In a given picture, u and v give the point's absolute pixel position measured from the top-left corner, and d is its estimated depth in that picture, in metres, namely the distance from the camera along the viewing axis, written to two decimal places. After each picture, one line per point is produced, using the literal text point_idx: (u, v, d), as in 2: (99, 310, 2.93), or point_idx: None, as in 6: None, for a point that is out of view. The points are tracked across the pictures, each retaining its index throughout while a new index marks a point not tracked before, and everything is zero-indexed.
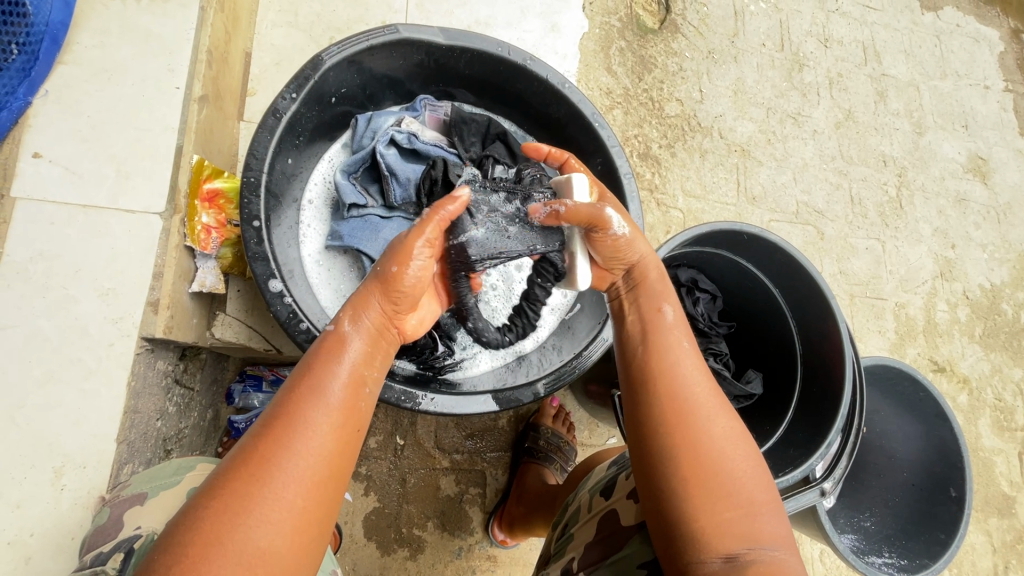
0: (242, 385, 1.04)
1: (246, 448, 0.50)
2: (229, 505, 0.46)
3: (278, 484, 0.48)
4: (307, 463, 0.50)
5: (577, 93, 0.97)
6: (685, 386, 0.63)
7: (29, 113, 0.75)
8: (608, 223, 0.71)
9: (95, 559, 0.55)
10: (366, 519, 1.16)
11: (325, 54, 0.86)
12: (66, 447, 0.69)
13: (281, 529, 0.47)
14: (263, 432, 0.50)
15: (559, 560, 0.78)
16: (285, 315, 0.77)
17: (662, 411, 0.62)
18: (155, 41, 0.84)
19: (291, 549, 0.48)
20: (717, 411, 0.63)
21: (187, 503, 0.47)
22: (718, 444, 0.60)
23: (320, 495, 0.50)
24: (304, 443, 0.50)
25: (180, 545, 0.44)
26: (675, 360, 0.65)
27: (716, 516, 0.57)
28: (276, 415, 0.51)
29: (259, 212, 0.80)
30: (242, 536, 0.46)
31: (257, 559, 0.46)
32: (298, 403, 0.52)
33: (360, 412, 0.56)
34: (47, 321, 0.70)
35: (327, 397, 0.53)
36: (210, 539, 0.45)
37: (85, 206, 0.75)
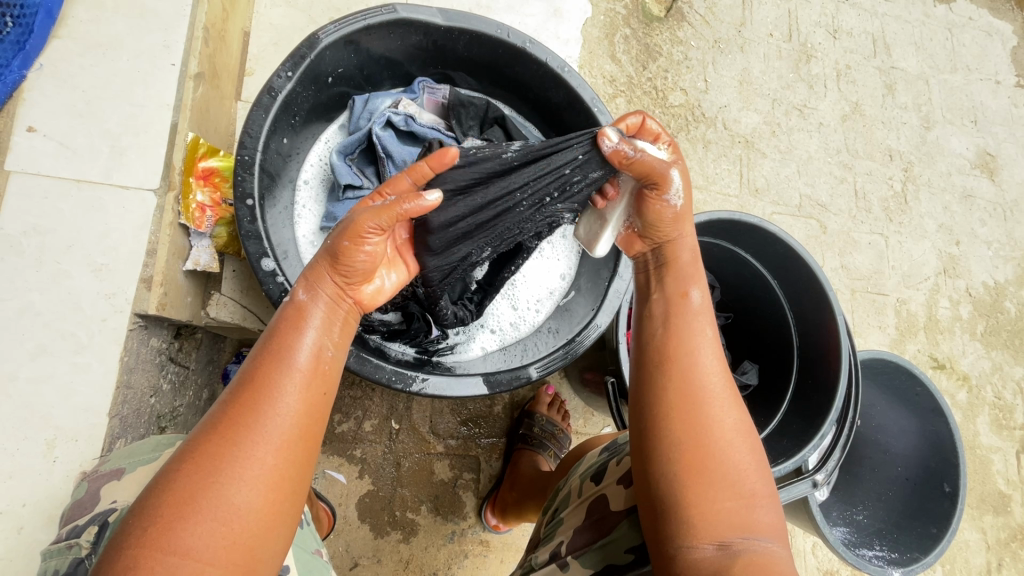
0: (238, 365, 1.06)
1: (216, 414, 0.50)
2: (200, 467, 0.47)
3: (249, 450, 0.48)
4: (278, 429, 0.50)
5: (577, 77, 0.96)
6: (693, 374, 0.63)
7: (23, 86, 0.75)
8: (667, 184, 0.69)
9: (70, 532, 0.57)
10: (360, 501, 1.17)
11: (321, 33, 0.86)
12: (58, 419, 0.69)
13: (255, 489, 0.48)
14: (233, 399, 0.51)
15: (548, 543, 0.78)
16: (277, 294, 0.77)
17: (673, 399, 0.61)
18: (150, 17, 0.83)
19: (264, 509, 0.48)
20: (722, 400, 0.62)
21: (163, 466, 0.48)
22: (724, 435, 0.60)
23: (292, 460, 0.51)
24: (271, 406, 0.51)
25: (156, 507, 0.45)
26: (689, 346, 0.64)
27: (702, 506, 0.57)
28: (242, 382, 0.52)
29: (253, 190, 0.80)
30: (218, 497, 0.46)
31: (233, 522, 0.46)
32: (263, 368, 0.52)
33: (328, 376, 0.56)
34: (40, 295, 0.71)
35: (291, 361, 0.53)
36: (184, 501, 0.45)
37: (79, 181, 0.75)
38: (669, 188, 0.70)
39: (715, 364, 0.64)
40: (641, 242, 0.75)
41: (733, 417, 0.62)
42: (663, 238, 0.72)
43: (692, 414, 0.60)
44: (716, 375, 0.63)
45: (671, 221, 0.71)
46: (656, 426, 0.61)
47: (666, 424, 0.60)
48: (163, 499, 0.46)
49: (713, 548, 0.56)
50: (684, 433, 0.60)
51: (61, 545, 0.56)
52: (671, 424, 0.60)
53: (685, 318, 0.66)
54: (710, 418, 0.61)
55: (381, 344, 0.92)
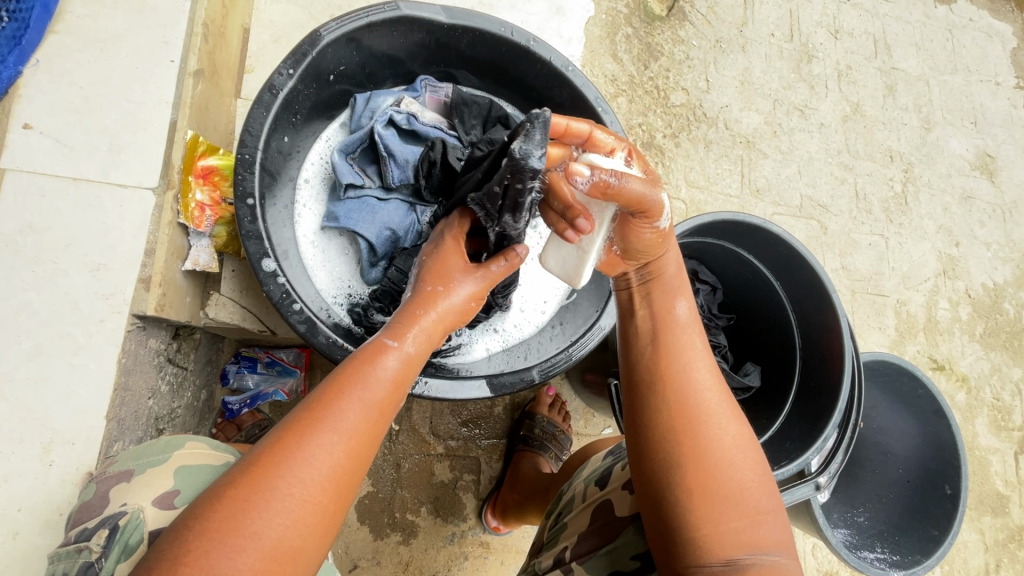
0: (236, 366, 1.06)
1: (269, 444, 0.48)
2: (248, 497, 0.45)
3: (304, 480, 0.47)
4: (335, 460, 0.49)
5: (581, 76, 0.95)
6: (692, 392, 0.62)
7: (20, 83, 0.74)
8: (655, 214, 0.64)
9: (80, 535, 0.57)
10: (359, 503, 1.16)
11: (323, 30, 0.85)
12: (55, 422, 0.68)
13: (297, 523, 0.47)
14: (296, 422, 0.50)
15: (552, 548, 0.78)
16: (279, 295, 0.76)
17: (672, 416, 0.61)
18: (149, 12, 0.82)
19: (304, 542, 0.47)
20: (719, 416, 0.61)
21: (210, 487, 0.47)
22: (727, 452, 0.59)
23: (342, 493, 0.50)
24: (330, 441, 0.49)
25: (204, 528, 0.44)
26: (683, 362, 0.63)
27: (712, 526, 0.57)
28: (302, 412, 0.50)
29: (253, 190, 0.78)
30: (264, 525, 0.45)
31: (275, 552, 0.45)
32: (327, 400, 0.51)
33: (387, 411, 0.55)
34: (37, 295, 0.69)
35: (361, 395, 0.53)
36: (233, 526, 0.44)
37: (76, 179, 0.74)
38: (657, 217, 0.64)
39: (710, 378, 0.64)
40: (624, 262, 0.71)
41: (734, 431, 0.61)
42: (647, 258, 0.69)
43: (693, 431, 0.60)
44: (711, 387, 0.63)
45: (659, 243, 0.67)
46: (654, 447, 0.60)
47: (670, 446, 0.60)
48: (210, 521, 0.44)
49: (721, 566, 0.55)
50: (690, 454, 0.59)
51: (71, 547, 0.56)
52: (672, 444, 0.60)
53: (676, 336, 0.65)
54: (713, 435, 0.60)
55: None
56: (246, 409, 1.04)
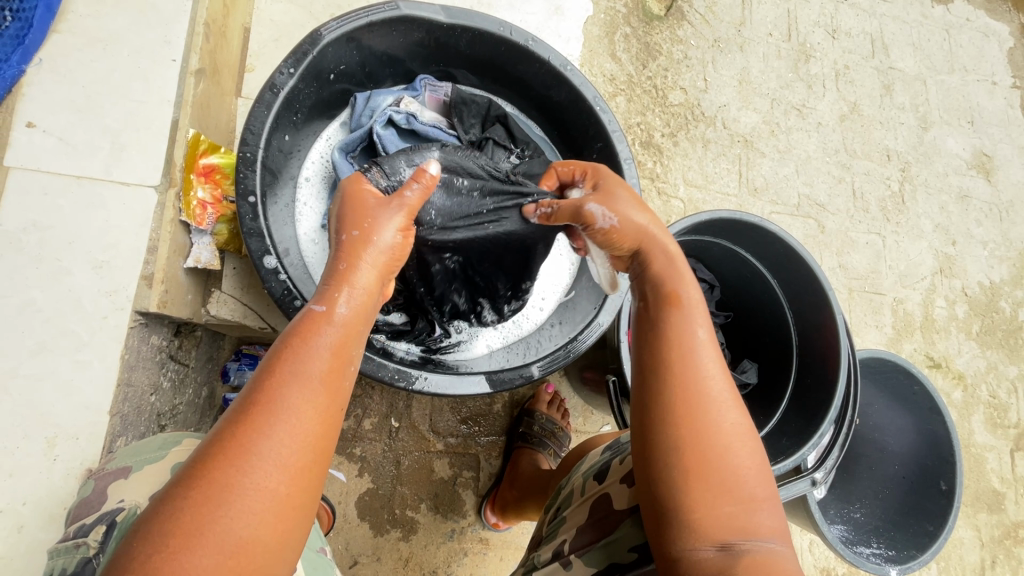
0: (238, 363, 1.07)
1: (220, 437, 0.48)
2: (206, 495, 0.45)
3: (255, 474, 0.47)
4: (287, 449, 0.49)
5: (579, 76, 0.96)
6: (688, 377, 0.62)
7: (23, 81, 0.74)
8: (592, 218, 0.73)
9: (78, 531, 0.57)
10: (359, 499, 1.17)
11: (324, 29, 0.85)
12: (59, 418, 0.69)
13: (263, 516, 0.47)
14: (240, 416, 0.49)
15: (550, 542, 0.79)
16: (280, 292, 0.77)
17: (672, 401, 0.61)
18: (151, 12, 0.82)
19: (272, 533, 0.47)
20: (720, 402, 0.62)
21: (164, 488, 0.47)
22: (724, 438, 0.60)
23: (301, 480, 0.50)
24: (284, 428, 0.49)
25: (158, 534, 0.43)
26: (688, 347, 0.64)
27: (705, 511, 0.57)
28: (253, 400, 0.50)
29: (254, 188, 0.79)
30: (219, 524, 0.45)
31: (237, 549, 0.45)
32: (276, 388, 0.51)
33: (340, 391, 0.55)
34: (40, 292, 0.70)
35: (308, 376, 0.53)
36: (187, 529, 0.44)
37: (78, 177, 0.75)
38: (596, 218, 0.73)
39: (716, 364, 0.64)
40: (622, 260, 0.77)
41: (735, 420, 0.61)
42: (629, 249, 0.74)
43: (694, 416, 0.60)
44: (714, 373, 0.63)
45: (617, 236, 0.73)
46: (653, 431, 0.61)
47: (664, 431, 0.60)
48: (164, 526, 0.44)
49: (716, 551, 0.56)
50: (685, 438, 0.59)
51: (70, 543, 0.55)
52: (669, 429, 0.60)
53: (677, 320, 0.66)
54: (706, 420, 0.60)
55: (385, 343, 0.92)
56: None
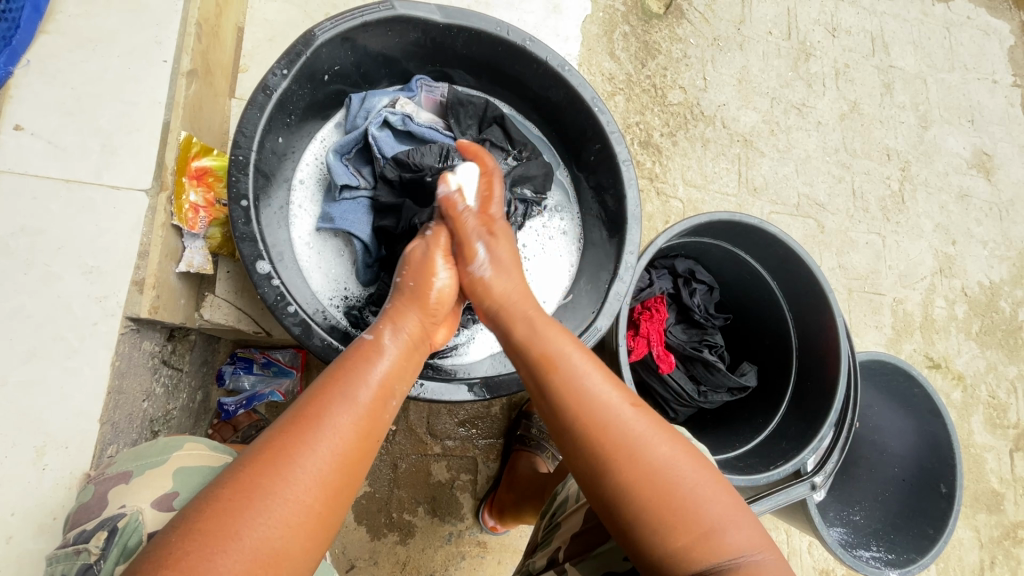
0: (232, 367, 1.07)
1: (264, 445, 0.50)
2: (244, 500, 0.46)
3: (295, 484, 0.48)
4: (328, 465, 0.51)
5: (577, 76, 0.95)
6: (598, 422, 0.61)
7: (11, 83, 0.73)
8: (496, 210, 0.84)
9: (79, 536, 0.57)
10: (356, 503, 1.16)
11: (317, 30, 0.83)
12: (50, 426, 0.68)
13: (292, 528, 0.47)
14: (288, 427, 0.52)
15: (546, 549, 0.78)
16: (273, 297, 0.76)
17: (593, 454, 0.60)
18: (142, 12, 0.81)
19: (296, 549, 0.47)
20: (643, 435, 0.61)
21: (206, 490, 0.48)
22: (656, 470, 0.58)
23: (335, 498, 0.51)
24: (327, 443, 0.52)
25: (194, 534, 0.44)
26: (582, 392, 0.63)
27: (670, 547, 0.56)
28: (302, 412, 0.53)
29: (247, 191, 0.77)
30: (254, 529, 0.45)
31: (266, 558, 0.45)
32: (326, 403, 0.54)
33: (381, 418, 0.58)
34: (30, 298, 0.69)
35: (355, 398, 0.56)
36: (223, 531, 0.44)
37: (68, 181, 0.73)
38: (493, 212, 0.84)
39: (617, 399, 0.63)
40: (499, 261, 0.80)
41: (672, 449, 0.60)
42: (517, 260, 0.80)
43: (624, 458, 0.59)
44: (627, 411, 0.62)
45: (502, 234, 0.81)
46: (593, 486, 0.61)
47: (606, 481, 0.59)
48: (201, 527, 0.44)
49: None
50: (622, 486, 0.58)
51: (69, 551, 0.56)
52: (607, 481, 0.59)
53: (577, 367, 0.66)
54: (641, 459, 0.59)
55: None
56: (241, 410, 1.06)
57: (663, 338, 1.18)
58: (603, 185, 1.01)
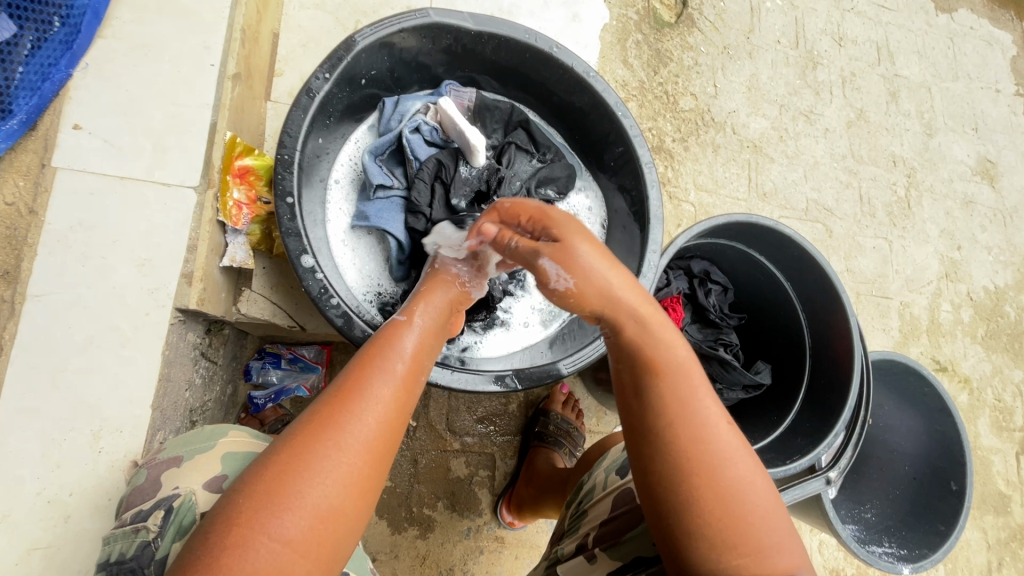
0: (261, 362, 1.10)
1: (312, 413, 0.54)
2: (301, 462, 0.50)
3: (347, 449, 0.52)
4: (373, 432, 0.54)
5: (602, 82, 0.98)
6: (682, 395, 0.61)
7: (70, 85, 0.77)
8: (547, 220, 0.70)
9: (135, 517, 0.59)
10: (378, 497, 1.19)
11: (358, 36, 0.87)
12: (104, 411, 0.71)
13: (343, 488, 0.51)
14: (332, 398, 0.55)
15: (574, 535, 0.81)
16: (317, 290, 0.79)
17: (671, 429, 0.59)
18: (191, 18, 0.85)
19: (348, 505, 0.51)
20: (722, 430, 0.60)
21: (261, 455, 0.52)
22: (731, 464, 0.58)
23: (381, 462, 0.54)
24: (370, 414, 0.55)
25: (257, 493, 0.48)
26: (682, 386, 0.62)
27: (715, 533, 0.55)
28: (344, 383, 0.57)
29: (292, 189, 0.80)
30: (312, 489, 0.49)
31: (323, 516, 0.49)
32: (365, 374, 0.58)
33: (415, 390, 0.61)
34: (87, 289, 0.72)
35: (391, 370, 0.59)
36: (283, 491, 0.48)
37: (123, 177, 0.77)
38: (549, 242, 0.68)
39: (707, 393, 0.62)
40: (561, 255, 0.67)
41: (747, 459, 0.60)
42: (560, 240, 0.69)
43: (709, 470, 0.57)
44: (706, 399, 0.62)
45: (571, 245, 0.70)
46: (659, 466, 0.59)
47: (674, 455, 0.58)
48: (263, 487, 0.48)
49: None
50: (695, 461, 0.57)
51: (127, 529, 0.58)
52: (676, 459, 0.58)
53: (686, 376, 0.62)
54: (708, 441, 0.59)
55: None
56: (269, 404, 1.09)
57: None
58: (625, 185, 1.04)
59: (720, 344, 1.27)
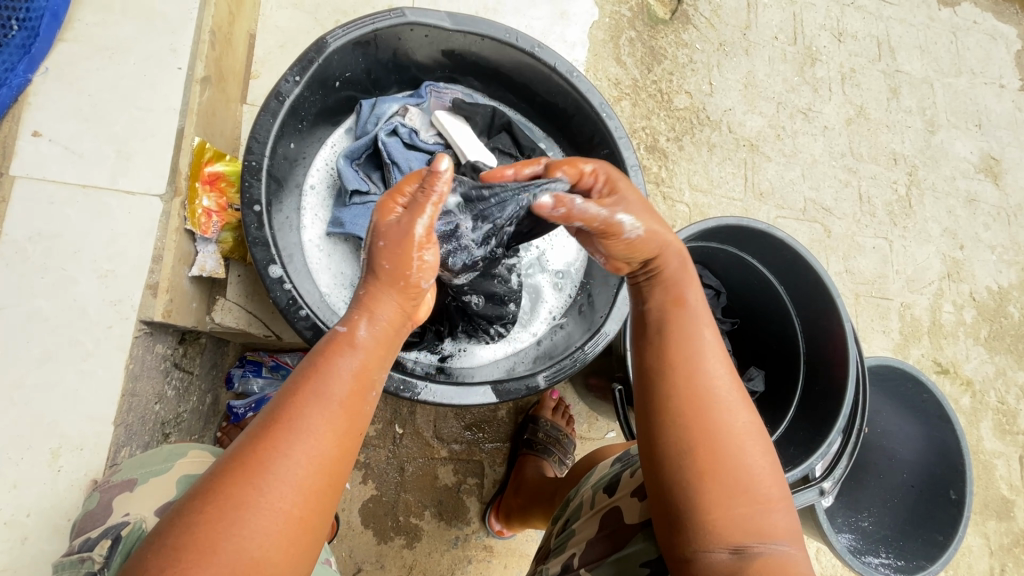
0: (242, 370, 1.08)
1: (239, 450, 0.48)
2: (220, 511, 0.45)
3: (272, 494, 0.46)
4: (305, 471, 0.48)
5: (585, 82, 0.95)
6: (694, 361, 0.61)
7: (29, 90, 0.74)
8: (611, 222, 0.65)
9: (84, 544, 0.56)
10: (363, 506, 1.16)
11: (330, 37, 0.84)
12: (64, 428, 0.68)
13: (271, 536, 0.46)
14: (260, 433, 0.48)
15: (559, 555, 0.78)
16: (285, 301, 0.76)
17: (681, 396, 0.59)
18: (157, 20, 0.82)
19: (278, 551, 0.46)
20: (730, 402, 0.59)
21: (181, 499, 0.46)
22: (735, 440, 0.57)
23: (317, 500, 0.49)
24: (302, 449, 0.48)
25: (169, 553, 0.43)
26: (694, 353, 0.61)
27: (713, 511, 0.55)
28: (276, 414, 0.50)
29: (260, 197, 0.78)
30: (232, 542, 0.44)
31: (246, 571, 0.44)
32: (297, 403, 0.50)
33: (361, 412, 0.53)
34: (45, 302, 0.70)
35: (328, 395, 0.51)
36: (200, 547, 0.43)
37: (85, 186, 0.75)
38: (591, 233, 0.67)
39: (720, 363, 0.61)
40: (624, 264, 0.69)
41: (752, 436, 0.58)
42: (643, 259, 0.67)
43: (712, 441, 0.57)
44: (719, 370, 0.61)
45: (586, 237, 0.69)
46: (664, 434, 0.59)
47: (681, 428, 0.58)
48: (176, 543, 0.43)
49: (728, 556, 0.54)
50: (701, 432, 0.57)
51: (73, 558, 0.54)
52: (679, 431, 0.58)
53: (702, 340, 0.62)
54: (713, 412, 0.58)
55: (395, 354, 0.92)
56: (251, 413, 1.06)
57: None
58: None
59: None
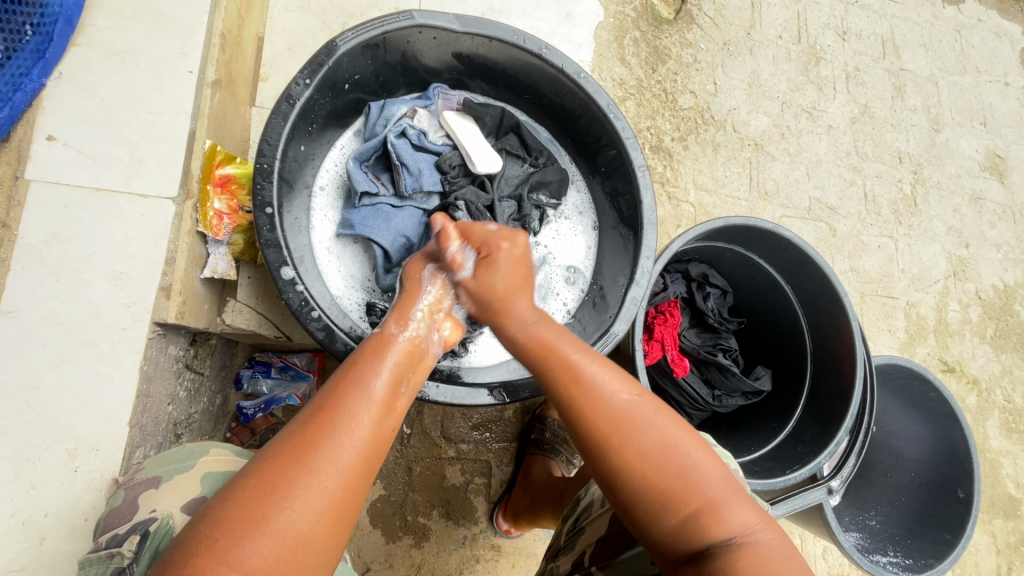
0: (251, 371, 1.08)
1: (288, 433, 0.52)
2: (273, 487, 0.48)
3: (321, 472, 0.50)
4: (349, 454, 0.52)
5: (593, 83, 0.95)
6: (598, 398, 0.61)
7: (43, 94, 0.75)
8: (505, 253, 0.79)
9: (111, 541, 0.57)
10: (371, 506, 1.17)
11: (339, 40, 0.85)
12: (79, 430, 0.69)
13: (316, 513, 0.49)
14: (309, 418, 0.53)
15: (570, 554, 0.78)
16: (297, 303, 0.77)
17: (597, 439, 0.60)
18: (168, 24, 0.83)
19: (321, 531, 0.49)
20: (641, 427, 0.59)
21: (232, 479, 0.50)
22: (666, 461, 0.58)
23: (357, 485, 0.52)
24: (347, 434, 0.53)
25: (224, 521, 0.46)
26: (594, 388, 0.62)
27: (675, 530, 0.56)
28: (322, 402, 0.55)
29: (271, 199, 0.78)
30: (283, 514, 0.47)
31: (293, 543, 0.47)
32: (343, 394, 0.55)
33: (396, 411, 0.59)
34: (60, 304, 0.71)
35: (369, 390, 0.57)
36: (253, 515, 0.47)
37: (98, 189, 0.75)
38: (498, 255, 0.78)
39: (620, 386, 0.62)
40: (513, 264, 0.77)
41: (690, 453, 0.59)
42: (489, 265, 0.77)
43: (644, 470, 0.57)
44: (625, 395, 0.61)
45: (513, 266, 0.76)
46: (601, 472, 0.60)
47: (613, 469, 0.59)
48: (229, 515, 0.47)
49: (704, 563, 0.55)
50: (630, 468, 0.58)
51: (102, 553, 0.56)
52: (611, 469, 0.59)
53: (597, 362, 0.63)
54: (632, 441, 0.58)
55: None
56: (260, 414, 1.07)
57: (677, 342, 1.19)
58: (618, 189, 1.01)
59: (719, 349, 1.23)
